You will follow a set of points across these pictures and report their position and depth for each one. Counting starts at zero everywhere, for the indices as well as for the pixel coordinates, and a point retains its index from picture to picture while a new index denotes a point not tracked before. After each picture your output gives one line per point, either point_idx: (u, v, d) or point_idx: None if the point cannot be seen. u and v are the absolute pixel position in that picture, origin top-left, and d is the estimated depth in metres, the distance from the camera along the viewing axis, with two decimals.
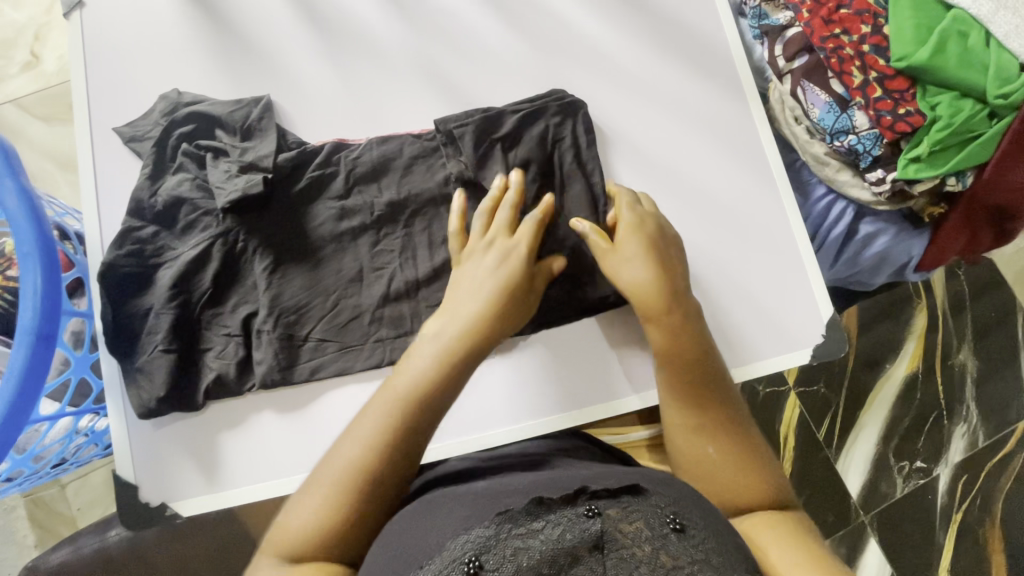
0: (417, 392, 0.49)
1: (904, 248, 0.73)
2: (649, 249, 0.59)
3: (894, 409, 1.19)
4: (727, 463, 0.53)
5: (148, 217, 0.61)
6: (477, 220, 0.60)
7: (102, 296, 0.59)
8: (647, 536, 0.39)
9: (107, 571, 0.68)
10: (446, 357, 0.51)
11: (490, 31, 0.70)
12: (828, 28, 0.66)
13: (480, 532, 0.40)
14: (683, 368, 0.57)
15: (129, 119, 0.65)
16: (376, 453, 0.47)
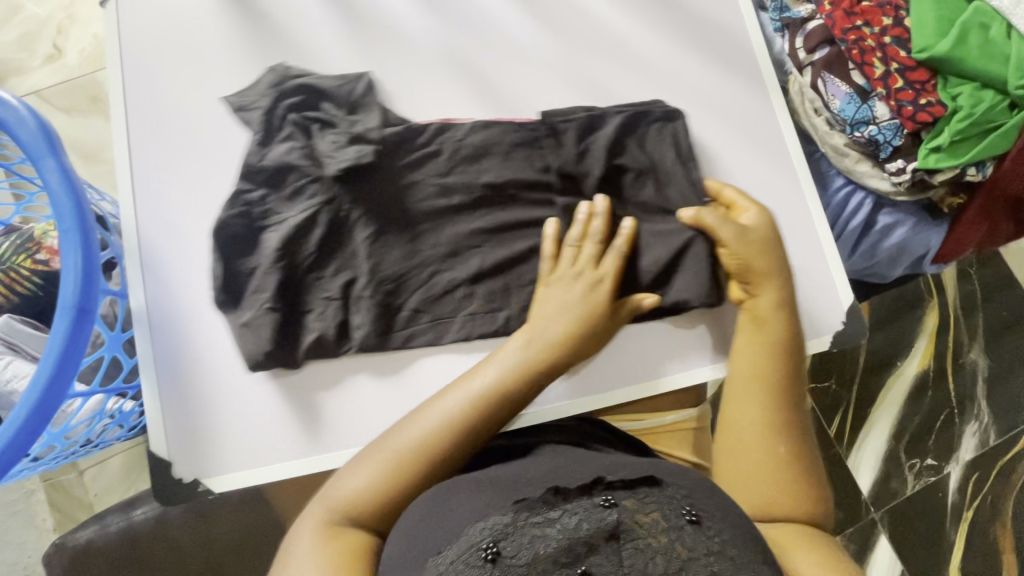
0: (498, 395, 0.54)
1: (921, 239, 0.74)
2: (760, 255, 0.62)
3: (905, 406, 1.20)
4: (782, 467, 0.55)
5: (258, 181, 0.64)
6: (569, 246, 0.63)
7: (215, 253, 0.62)
8: (664, 527, 0.40)
9: (134, 549, 0.70)
10: (521, 367, 0.55)
11: (516, 22, 0.71)
12: (849, 20, 0.67)
13: (497, 519, 0.42)
14: (772, 364, 0.59)
15: (232, 89, 0.67)
16: (445, 441, 0.51)
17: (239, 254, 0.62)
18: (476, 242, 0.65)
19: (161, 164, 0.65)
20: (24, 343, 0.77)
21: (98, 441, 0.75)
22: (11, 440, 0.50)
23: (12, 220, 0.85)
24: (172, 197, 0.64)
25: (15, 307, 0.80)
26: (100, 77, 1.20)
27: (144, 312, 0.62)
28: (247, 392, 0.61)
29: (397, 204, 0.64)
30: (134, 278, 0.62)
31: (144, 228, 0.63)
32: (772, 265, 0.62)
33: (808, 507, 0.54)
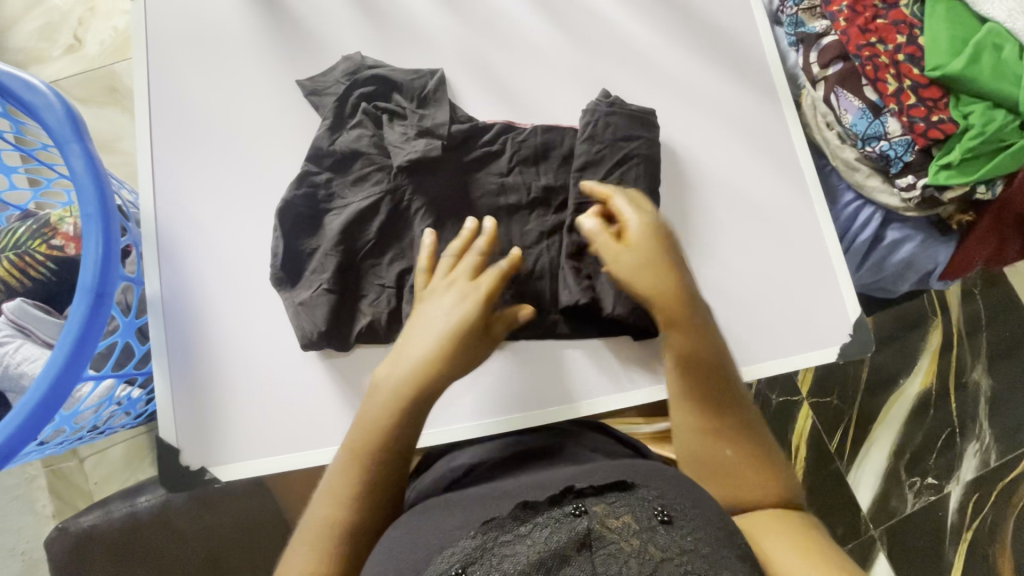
0: (375, 439, 0.49)
1: (930, 255, 0.75)
2: (658, 252, 0.56)
3: (907, 424, 1.20)
4: (735, 463, 0.51)
5: (325, 164, 0.64)
6: (444, 260, 0.58)
7: (278, 228, 0.62)
8: (636, 530, 0.39)
9: (136, 535, 0.70)
10: (393, 398, 0.50)
11: (534, 28, 0.72)
12: (864, 37, 0.68)
13: (465, 543, 0.41)
14: (705, 371, 0.54)
15: (311, 75, 0.68)
16: (342, 507, 0.48)
17: (281, 241, 0.62)
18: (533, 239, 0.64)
19: (181, 154, 0.66)
20: (34, 327, 0.77)
21: (104, 427, 0.75)
22: (27, 419, 0.51)
23: (28, 205, 0.86)
24: (190, 186, 0.65)
25: (27, 292, 0.81)
26: (120, 70, 1.22)
27: (160, 298, 0.62)
28: (257, 383, 0.61)
29: (461, 197, 0.64)
30: (150, 265, 0.63)
31: (162, 215, 0.64)
32: (672, 283, 0.55)
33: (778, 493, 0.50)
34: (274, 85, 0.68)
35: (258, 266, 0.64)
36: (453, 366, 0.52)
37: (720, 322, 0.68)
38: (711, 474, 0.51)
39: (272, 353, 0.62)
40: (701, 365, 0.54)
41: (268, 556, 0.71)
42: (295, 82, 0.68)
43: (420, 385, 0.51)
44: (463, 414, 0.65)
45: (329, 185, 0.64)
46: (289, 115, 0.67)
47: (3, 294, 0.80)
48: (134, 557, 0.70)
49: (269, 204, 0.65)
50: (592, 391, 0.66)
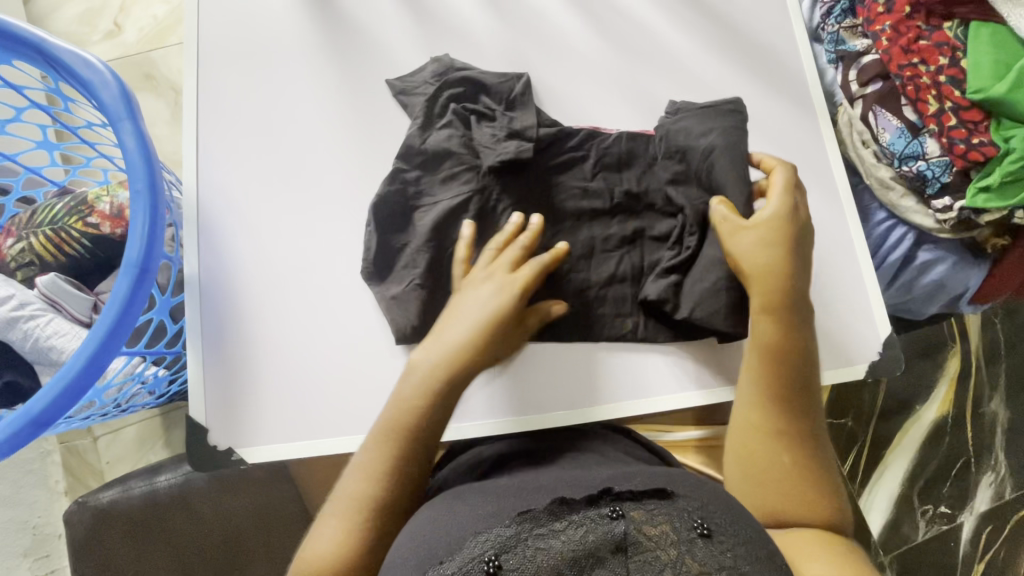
0: (417, 416, 0.52)
1: (960, 278, 0.75)
2: (775, 238, 0.58)
3: (922, 450, 1.18)
4: (793, 476, 0.51)
5: (414, 162, 0.64)
6: (484, 253, 0.61)
7: (370, 223, 0.63)
8: (673, 539, 0.40)
9: (155, 513, 0.70)
10: (434, 375, 0.54)
11: (577, 32, 0.73)
12: (906, 56, 0.68)
13: (499, 532, 0.41)
14: (783, 373, 0.55)
15: (399, 75, 0.69)
16: (380, 484, 0.50)
17: (375, 234, 0.63)
18: (616, 244, 0.66)
19: (227, 139, 0.67)
20: (65, 303, 0.78)
21: (128, 405, 0.76)
22: (63, 389, 0.51)
23: (66, 183, 0.87)
24: (234, 171, 0.66)
25: (61, 267, 0.82)
26: (155, 57, 1.24)
27: (197, 279, 0.63)
28: (288, 368, 0.62)
29: (546, 200, 0.66)
30: (190, 245, 0.64)
31: (204, 198, 0.65)
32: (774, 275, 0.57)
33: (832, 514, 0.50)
34: (320, 75, 0.69)
35: (296, 253, 0.64)
36: (488, 351, 0.56)
37: None
38: (766, 480, 0.51)
39: (305, 340, 0.62)
40: (781, 351, 0.56)
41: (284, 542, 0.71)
42: (383, 82, 0.69)
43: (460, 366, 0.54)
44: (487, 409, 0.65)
45: (419, 180, 0.64)
46: (333, 106, 0.68)
47: (37, 268, 0.81)
48: (152, 535, 0.70)
49: (309, 192, 0.66)
50: (554, 405, 0.65)
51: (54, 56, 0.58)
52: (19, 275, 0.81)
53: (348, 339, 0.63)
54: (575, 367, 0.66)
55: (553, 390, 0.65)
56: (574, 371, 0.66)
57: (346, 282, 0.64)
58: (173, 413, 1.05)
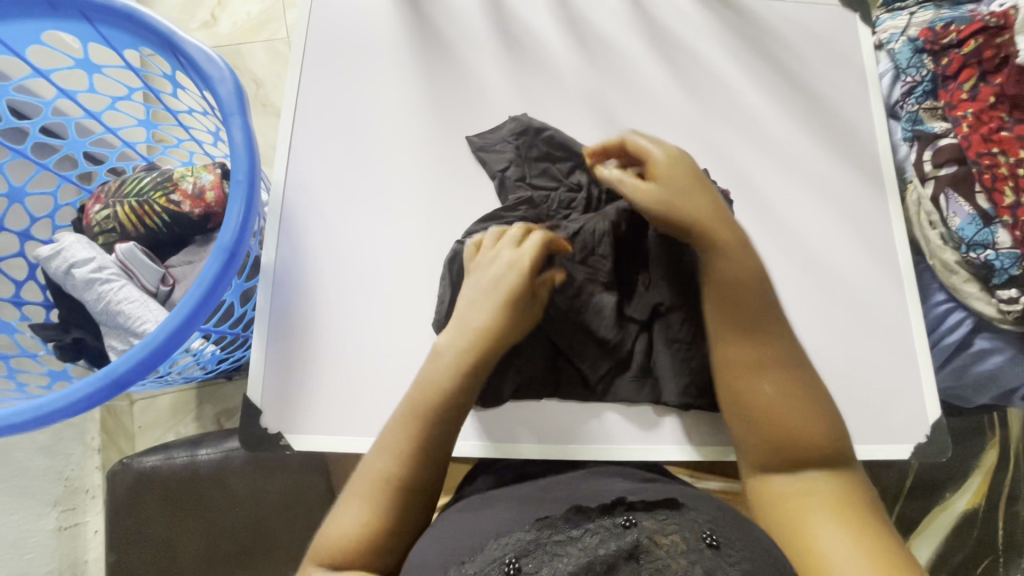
0: (439, 401, 0.55)
1: (1017, 372, 0.73)
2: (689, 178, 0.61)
3: (949, 540, 1.14)
4: (787, 405, 0.54)
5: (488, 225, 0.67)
6: (484, 259, 0.61)
7: (446, 280, 0.65)
8: (683, 550, 0.41)
9: (193, 484, 0.73)
10: (453, 376, 0.56)
11: (658, 82, 0.76)
12: (985, 145, 0.69)
13: (520, 537, 0.43)
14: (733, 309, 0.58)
15: (479, 131, 0.72)
16: (398, 464, 0.52)
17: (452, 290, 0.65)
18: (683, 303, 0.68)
19: (316, 142, 0.71)
20: (138, 271, 0.83)
21: (179, 375, 0.79)
22: (148, 354, 0.55)
23: (154, 159, 0.93)
24: (319, 172, 0.70)
25: (140, 237, 0.87)
26: (244, 50, 1.32)
27: (273, 269, 0.67)
28: (346, 366, 0.64)
29: (621, 260, 0.67)
30: (270, 236, 0.67)
31: (288, 194, 0.69)
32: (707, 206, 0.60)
33: (834, 446, 0.54)
34: (410, 93, 0.73)
35: (367, 258, 0.67)
36: (485, 360, 0.57)
37: None
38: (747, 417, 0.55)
39: (363, 342, 0.65)
40: (720, 285, 0.58)
41: (308, 534, 0.73)
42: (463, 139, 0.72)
43: (472, 368, 0.56)
44: (529, 434, 0.66)
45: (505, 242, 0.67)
46: (418, 123, 0.72)
47: (118, 235, 0.86)
48: (186, 504, 0.73)
49: (386, 200, 0.69)
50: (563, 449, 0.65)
51: (179, 47, 0.62)
52: (100, 239, 0.87)
53: (404, 346, 0.65)
54: (584, 415, 0.66)
55: (537, 424, 0.66)
56: (556, 411, 0.66)
57: (410, 291, 0.67)
58: (208, 386, 1.08)
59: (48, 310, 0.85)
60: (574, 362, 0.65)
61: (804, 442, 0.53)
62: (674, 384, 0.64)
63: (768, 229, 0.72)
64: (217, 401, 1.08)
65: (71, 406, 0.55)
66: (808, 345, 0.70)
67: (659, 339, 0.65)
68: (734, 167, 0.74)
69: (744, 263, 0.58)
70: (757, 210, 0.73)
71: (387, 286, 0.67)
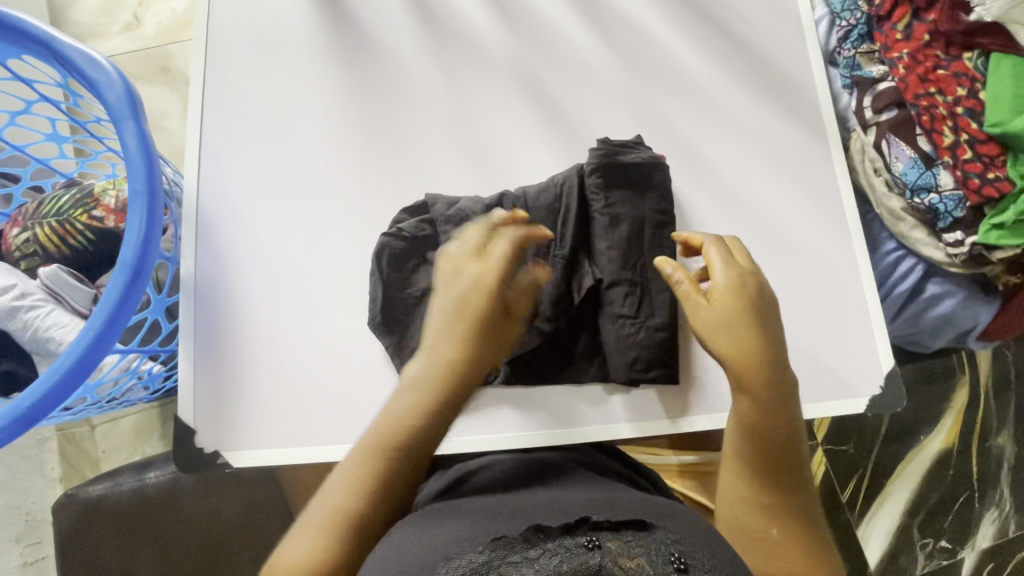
0: (409, 430, 0.48)
1: (970, 313, 0.73)
2: (741, 317, 0.53)
3: (924, 483, 1.16)
4: (790, 545, 0.47)
5: (411, 212, 0.65)
6: (462, 247, 0.55)
7: (376, 275, 0.62)
8: (649, 572, 0.38)
9: (143, 510, 0.71)
10: (424, 409, 0.49)
11: (588, 48, 0.73)
12: (923, 86, 0.67)
13: (471, 558, 0.40)
14: (759, 434, 0.51)
15: (403, 115, 0.69)
16: (361, 500, 0.47)
17: (380, 284, 0.62)
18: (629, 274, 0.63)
19: (228, 144, 0.67)
20: (66, 295, 0.79)
21: (120, 400, 0.76)
22: (54, 385, 0.52)
23: (74, 174, 0.88)
24: (236, 175, 0.66)
25: (64, 259, 0.82)
26: (173, 50, 1.25)
27: (193, 280, 0.64)
28: (277, 377, 0.62)
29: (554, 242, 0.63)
30: (188, 246, 0.64)
31: (204, 201, 0.65)
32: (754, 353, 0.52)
33: None
34: (326, 82, 0.69)
35: (293, 261, 0.64)
36: (454, 399, 0.50)
37: None
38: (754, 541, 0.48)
39: (294, 351, 0.62)
40: (787, 460, 0.51)
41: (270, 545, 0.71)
42: (386, 128, 0.68)
43: (449, 395, 0.50)
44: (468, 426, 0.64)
45: (435, 235, 0.63)
46: (338, 113, 0.68)
47: (40, 258, 0.82)
48: (138, 531, 0.70)
49: (310, 200, 0.66)
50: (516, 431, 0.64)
51: (62, 53, 0.58)
52: (22, 265, 0.82)
53: (341, 352, 0.63)
54: (536, 400, 0.65)
55: (484, 411, 0.65)
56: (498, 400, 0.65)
57: (340, 293, 0.64)
58: (171, 405, 1.04)
59: None
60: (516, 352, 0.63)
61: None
62: (621, 362, 0.62)
63: (710, 193, 0.70)
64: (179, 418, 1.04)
65: None
66: None
67: (604, 316, 0.63)
68: (672, 131, 0.71)
69: (770, 410, 0.51)
70: (698, 174, 0.71)
71: (314, 290, 0.64)
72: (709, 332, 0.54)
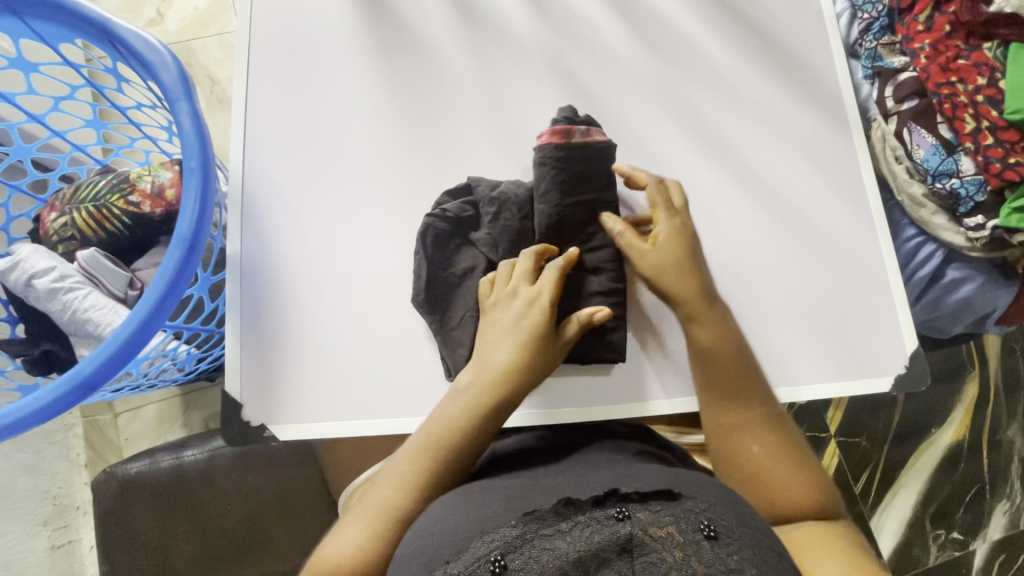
0: (452, 435, 0.54)
1: (988, 298, 0.75)
2: (686, 253, 0.62)
3: (936, 475, 1.17)
4: (775, 464, 0.55)
5: (454, 194, 0.67)
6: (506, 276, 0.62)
7: (421, 250, 0.65)
8: (680, 542, 0.39)
9: (181, 486, 0.72)
10: (458, 418, 0.54)
11: (618, 40, 0.75)
12: (944, 75, 0.70)
13: (505, 532, 0.41)
14: (721, 367, 0.59)
15: (440, 103, 0.71)
16: (408, 496, 0.51)
17: (425, 260, 0.64)
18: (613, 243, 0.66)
19: (271, 129, 0.69)
20: (103, 277, 0.80)
21: (159, 379, 0.77)
22: (113, 355, 0.53)
23: (108, 162, 0.90)
24: (282, 158, 0.68)
25: (101, 243, 0.84)
26: (195, 46, 1.27)
27: (239, 258, 0.66)
28: (322, 354, 0.64)
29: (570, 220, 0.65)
30: (234, 226, 0.66)
31: (250, 184, 0.67)
32: (694, 287, 0.61)
33: (819, 498, 0.54)
34: (365, 71, 0.71)
35: (335, 241, 0.66)
36: (500, 401, 0.56)
37: (775, 340, 0.69)
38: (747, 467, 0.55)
39: (336, 327, 0.64)
40: (744, 386, 0.58)
41: (305, 526, 0.72)
42: (422, 116, 0.70)
43: (490, 406, 0.55)
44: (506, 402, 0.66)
45: (477, 216, 0.66)
46: (376, 100, 0.70)
47: (78, 242, 0.83)
48: (177, 507, 0.72)
49: (352, 182, 0.68)
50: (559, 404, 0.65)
51: (116, 36, 0.60)
52: (60, 248, 0.83)
53: (381, 329, 0.64)
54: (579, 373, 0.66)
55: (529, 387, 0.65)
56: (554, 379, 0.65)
57: (380, 272, 0.65)
58: (193, 395, 1.05)
59: (14, 325, 0.83)
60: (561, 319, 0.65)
61: (800, 498, 0.53)
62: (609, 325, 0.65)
63: (738, 179, 0.72)
64: (203, 406, 1.05)
65: (39, 411, 0.53)
66: (783, 295, 0.70)
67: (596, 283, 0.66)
68: (700, 120, 0.73)
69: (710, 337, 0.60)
70: (726, 161, 0.73)
71: (356, 268, 0.65)
72: (659, 274, 0.62)
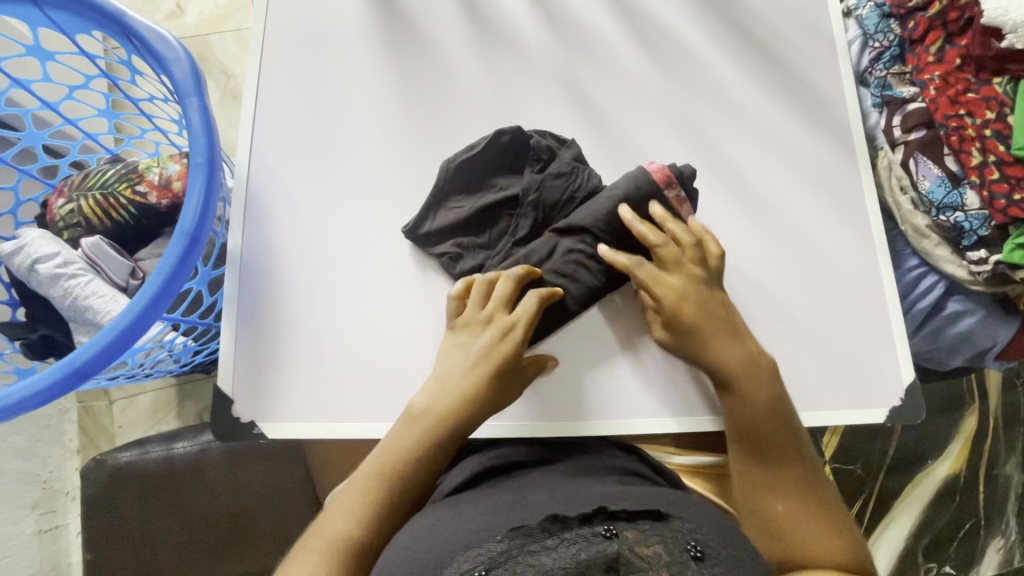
0: (404, 460, 0.54)
1: (989, 332, 0.75)
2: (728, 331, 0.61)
3: (931, 508, 1.16)
4: (801, 516, 0.55)
5: (516, 139, 0.69)
6: (478, 296, 0.61)
7: (432, 194, 0.67)
8: (665, 562, 0.39)
9: (169, 478, 0.72)
10: (415, 444, 0.55)
11: (629, 56, 0.75)
12: (953, 107, 0.70)
13: (491, 546, 0.41)
14: (754, 420, 0.59)
15: (447, 110, 0.71)
16: (360, 525, 0.51)
17: (450, 175, 0.67)
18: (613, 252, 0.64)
19: (279, 127, 0.70)
20: (104, 265, 0.80)
21: (154, 370, 0.77)
22: (106, 346, 0.54)
23: (119, 151, 0.91)
24: (288, 157, 0.69)
25: (106, 231, 0.85)
26: (212, 41, 1.28)
27: (240, 254, 0.66)
28: (315, 353, 0.64)
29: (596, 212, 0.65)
30: (236, 221, 0.67)
31: (254, 181, 0.68)
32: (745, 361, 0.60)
33: (848, 554, 0.53)
34: (375, 74, 0.72)
35: (335, 242, 0.66)
36: (456, 425, 0.56)
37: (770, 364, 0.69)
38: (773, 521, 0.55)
39: (330, 328, 0.64)
40: (776, 442, 0.58)
41: (289, 525, 0.72)
42: (429, 121, 0.70)
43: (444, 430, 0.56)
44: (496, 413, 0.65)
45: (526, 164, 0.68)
46: (384, 104, 0.71)
47: (83, 229, 0.84)
48: (164, 498, 0.72)
49: (355, 183, 0.68)
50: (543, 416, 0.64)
51: (130, 29, 0.60)
52: (65, 234, 0.84)
53: (375, 332, 0.64)
54: (562, 386, 0.65)
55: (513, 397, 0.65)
56: (552, 390, 0.65)
57: (377, 275, 0.66)
58: (187, 386, 1.05)
59: (15, 308, 0.84)
60: (561, 330, 0.66)
61: (825, 555, 0.53)
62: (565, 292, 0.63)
63: (740, 200, 0.72)
64: (197, 398, 1.05)
65: (30, 398, 0.53)
66: (781, 318, 0.70)
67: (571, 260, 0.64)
68: (705, 139, 0.74)
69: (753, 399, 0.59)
70: (729, 182, 0.73)
71: (354, 270, 0.66)
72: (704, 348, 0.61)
